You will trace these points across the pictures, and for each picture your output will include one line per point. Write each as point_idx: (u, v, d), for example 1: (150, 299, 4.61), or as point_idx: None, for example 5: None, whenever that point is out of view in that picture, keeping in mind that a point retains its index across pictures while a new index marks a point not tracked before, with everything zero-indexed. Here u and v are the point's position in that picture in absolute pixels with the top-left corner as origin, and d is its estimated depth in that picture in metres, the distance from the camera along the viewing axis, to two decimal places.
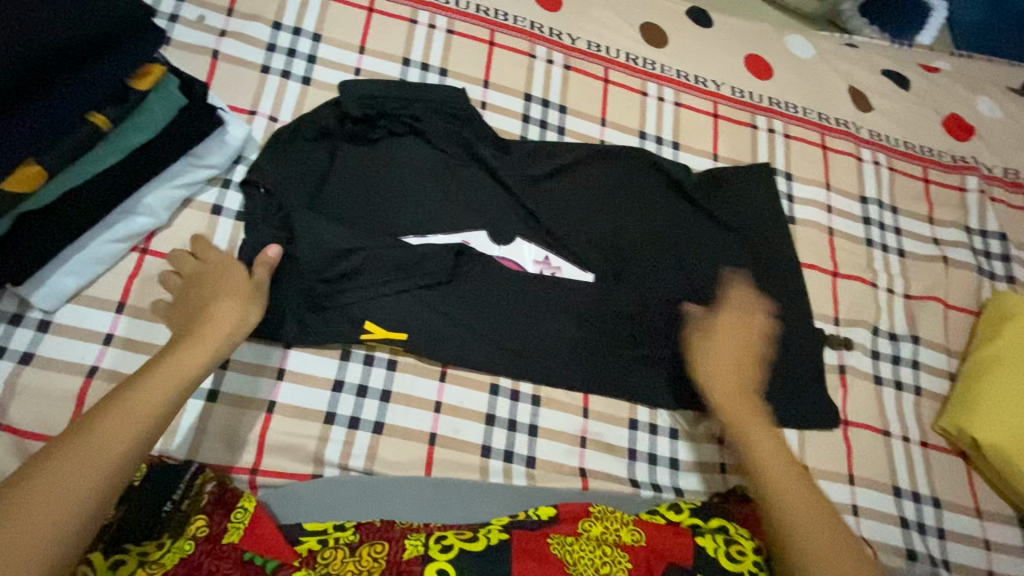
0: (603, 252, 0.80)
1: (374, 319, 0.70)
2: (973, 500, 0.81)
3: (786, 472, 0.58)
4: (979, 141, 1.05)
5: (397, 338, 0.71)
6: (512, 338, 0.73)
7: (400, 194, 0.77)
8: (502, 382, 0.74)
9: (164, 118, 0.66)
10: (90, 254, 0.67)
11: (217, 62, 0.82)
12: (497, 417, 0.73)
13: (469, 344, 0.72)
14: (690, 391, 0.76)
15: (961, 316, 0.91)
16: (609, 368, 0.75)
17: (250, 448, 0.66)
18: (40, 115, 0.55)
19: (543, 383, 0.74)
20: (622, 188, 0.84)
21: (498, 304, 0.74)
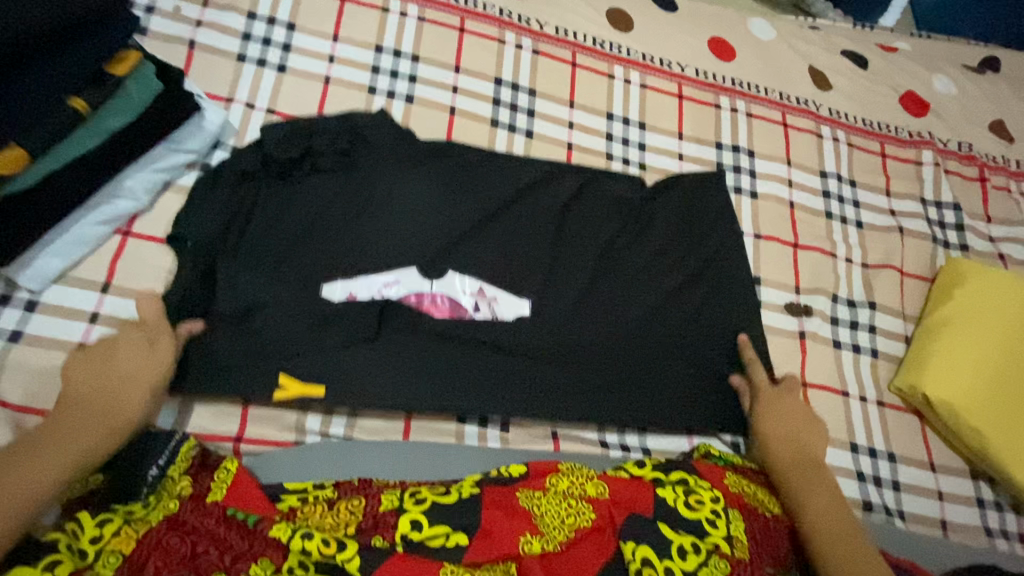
0: (536, 279, 0.81)
1: (289, 372, 0.70)
2: (926, 454, 0.85)
3: (830, 539, 0.65)
4: (934, 117, 1.09)
5: (314, 393, 0.70)
6: (444, 375, 0.74)
7: (330, 235, 0.77)
8: (468, 428, 0.74)
9: (142, 104, 0.70)
10: (74, 236, 0.70)
11: (194, 52, 0.84)
12: (467, 429, 0.74)
13: (399, 392, 0.72)
14: (653, 362, 0.79)
15: (916, 283, 0.96)
16: (577, 338, 0.79)
17: (233, 418, 0.69)
18: (23, 96, 0.57)
19: (518, 351, 0.77)
20: (559, 222, 0.85)
21: (427, 349, 0.75)
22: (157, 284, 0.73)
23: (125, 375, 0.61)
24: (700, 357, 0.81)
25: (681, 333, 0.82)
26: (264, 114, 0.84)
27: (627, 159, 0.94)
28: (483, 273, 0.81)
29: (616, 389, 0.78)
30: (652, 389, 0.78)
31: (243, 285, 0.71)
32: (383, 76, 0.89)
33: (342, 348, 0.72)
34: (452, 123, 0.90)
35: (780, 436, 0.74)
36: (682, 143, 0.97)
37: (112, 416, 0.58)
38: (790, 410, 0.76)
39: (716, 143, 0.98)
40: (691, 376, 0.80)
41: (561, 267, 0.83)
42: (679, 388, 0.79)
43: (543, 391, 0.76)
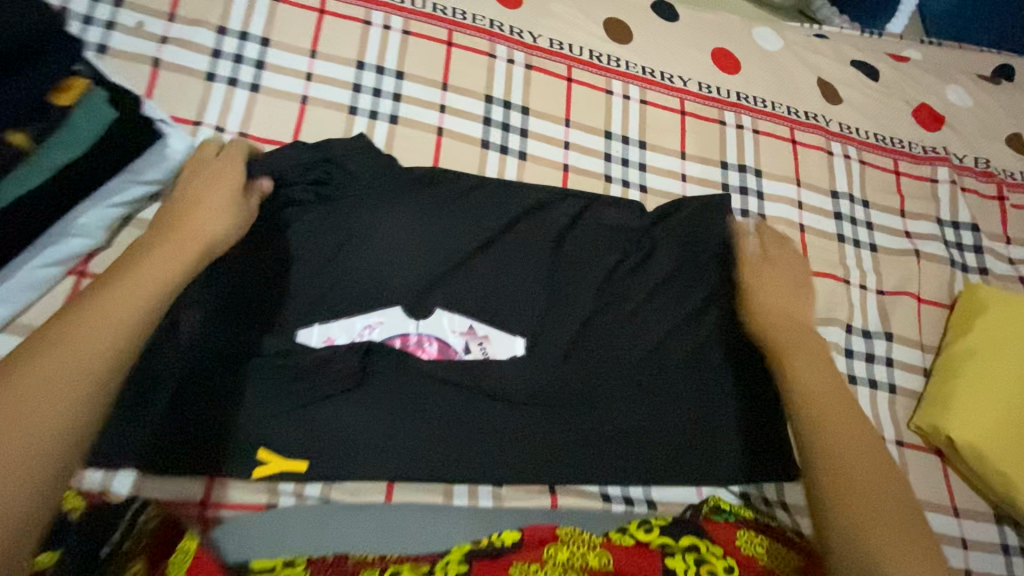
0: (533, 314, 0.75)
1: (270, 447, 0.64)
2: (949, 498, 0.80)
3: (828, 402, 0.59)
4: (949, 131, 1.03)
5: (297, 468, 0.64)
6: (429, 431, 0.68)
7: (301, 280, 0.71)
8: (458, 489, 0.69)
9: (93, 134, 0.63)
10: (20, 282, 0.64)
11: (158, 71, 0.77)
12: (456, 489, 0.68)
13: (374, 453, 0.66)
14: (659, 406, 0.74)
15: (934, 310, 0.90)
16: (577, 378, 0.72)
17: (200, 480, 0.64)
18: None
19: (512, 396, 0.70)
20: (553, 257, 0.78)
21: (416, 398, 0.68)
22: None
23: (160, 257, 0.53)
24: (707, 403, 0.75)
25: (688, 376, 0.76)
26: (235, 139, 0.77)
27: (627, 180, 0.88)
28: (473, 311, 0.75)
29: (618, 440, 0.72)
30: (656, 439, 0.73)
31: (210, 335, 0.66)
32: (364, 95, 0.83)
33: (316, 406, 0.66)
34: (440, 145, 0.83)
35: (770, 306, 0.71)
36: (685, 163, 0.91)
37: (156, 279, 0.50)
38: (779, 279, 0.74)
39: (721, 163, 0.92)
40: (697, 425, 0.74)
41: (559, 301, 0.76)
42: (685, 435, 0.74)
43: (539, 440, 0.70)
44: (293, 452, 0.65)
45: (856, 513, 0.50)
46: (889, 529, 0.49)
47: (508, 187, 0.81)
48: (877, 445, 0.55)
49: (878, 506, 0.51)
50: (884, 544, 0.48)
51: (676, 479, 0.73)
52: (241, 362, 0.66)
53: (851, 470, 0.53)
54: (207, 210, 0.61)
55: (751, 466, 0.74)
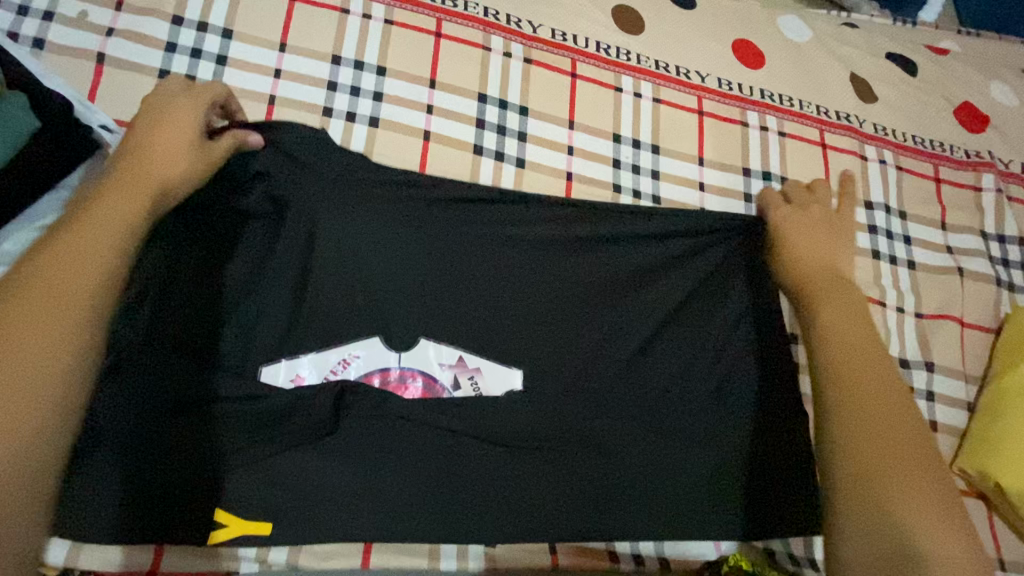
0: (534, 344, 0.66)
1: (228, 507, 0.55)
2: (996, 550, 0.71)
3: (852, 333, 0.55)
4: (994, 132, 0.93)
5: (262, 530, 0.56)
6: (410, 486, 0.59)
7: (227, 303, 0.61)
8: (444, 548, 0.60)
9: (12, 147, 0.53)
10: None
11: (103, 67, 0.68)
12: (443, 548, 0.60)
13: (340, 517, 0.57)
14: (676, 452, 0.64)
15: (978, 335, 0.81)
16: (583, 423, 0.63)
17: (146, 547, 0.55)
18: None
19: (508, 443, 0.61)
20: (535, 277, 0.69)
21: (397, 446, 0.59)
22: None
23: (135, 180, 0.50)
24: (733, 453, 0.66)
25: (710, 420, 0.66)
26: None
27: (638, 189, 0.79)
28: (464, 343, 0.65)
29: (628, 491, 0.63)
30: (676, 492, 0.63)
31: (146, 380, 0.55)
32: (341, 94, 0.73)
33: (271, 459, 0.56)
34: (427, 151, 0.74)
35: (798, 239, 0.67)
36: (703, 170, 0.81)
37: (130, 193, 0.48)
38: (813, 215, 0.69)
39: (743, 169, 0.82)
40: (723, 477, 0.65)
41: (562, 330, 0.67)
42: (707, 488, 0.64)
43: (538, 493, 0.61)
44: (252, 514, 0.55)
45: (860, 419, 0.48)
46: (894, 440, 0.46)
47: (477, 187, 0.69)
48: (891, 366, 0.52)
49: (890, 423, 0.47)
50: (861, 449, 0.47)
51: (699, 537, 0.64)
52: (155, 400, 0.55)
53: (865, 387, 0.50)
54: (173, 142, 0.54)
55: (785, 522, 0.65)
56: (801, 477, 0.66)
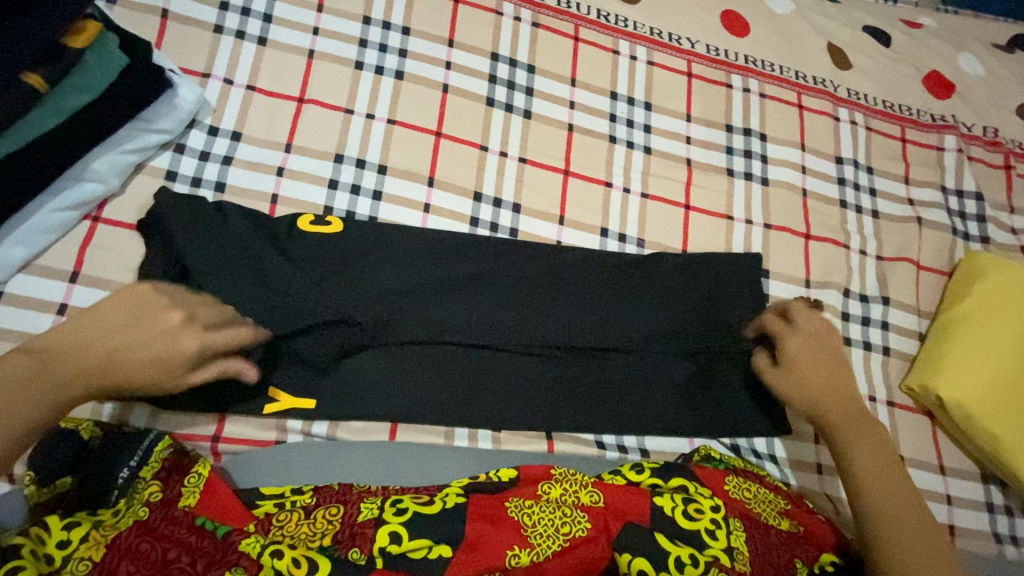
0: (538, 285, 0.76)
1: (278, 386, 0.67)
2: (936, 456, 0.82)
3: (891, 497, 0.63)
4: (959, 99, 1.03)
5: (306, 405, 0.67)
6: (430, 380, 0.70)
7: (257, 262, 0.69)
8: (458, 433, 0.71)
9: (106, 80, 0.65)
10: (38, 223, 0.65)
11: (167, 22, 0.78)
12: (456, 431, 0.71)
13: (372, 401, 0.68)
14: (650, 364, 0.76)
15: (932, 277, 0.91)
16: (576, 352, 0.75)
17: (212, 416, 0.66)
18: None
19: (509, 350, 0.73)
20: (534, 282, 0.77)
21: (419, 358, 0.71)
22: (125, 275, 0.68)
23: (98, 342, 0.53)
24: (700, 359, 0.77)
25: (684, 334, 0.77)
26: (243, 91, 0.78)
27: (631, 142, 0.89)
28: (480, 280, 0.75)
29: (609, 402, 0.74)
30: (650, 390, 0.75)
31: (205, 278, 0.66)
32: (371, 49, 0.83)
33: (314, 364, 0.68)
34: (445, 102, 0.84)
35: (818, 383, 0.70)
36: (690, 126, 0.91)
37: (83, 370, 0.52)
38: (819, 346, 0.72)
39: (726, 126, 0.92)
40: (691, 380, 0.76)
41: (564, 270, 0.78)
42: (675, 393, 0.76)
43: (538, 388, 0.73)
44: (301, 392, 0.67)
45: None
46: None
47: (483, 264, 0.76)
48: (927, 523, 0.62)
49: None
50: None
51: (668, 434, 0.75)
52: None
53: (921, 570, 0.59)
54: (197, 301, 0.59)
55: (745, 419, 0.76)
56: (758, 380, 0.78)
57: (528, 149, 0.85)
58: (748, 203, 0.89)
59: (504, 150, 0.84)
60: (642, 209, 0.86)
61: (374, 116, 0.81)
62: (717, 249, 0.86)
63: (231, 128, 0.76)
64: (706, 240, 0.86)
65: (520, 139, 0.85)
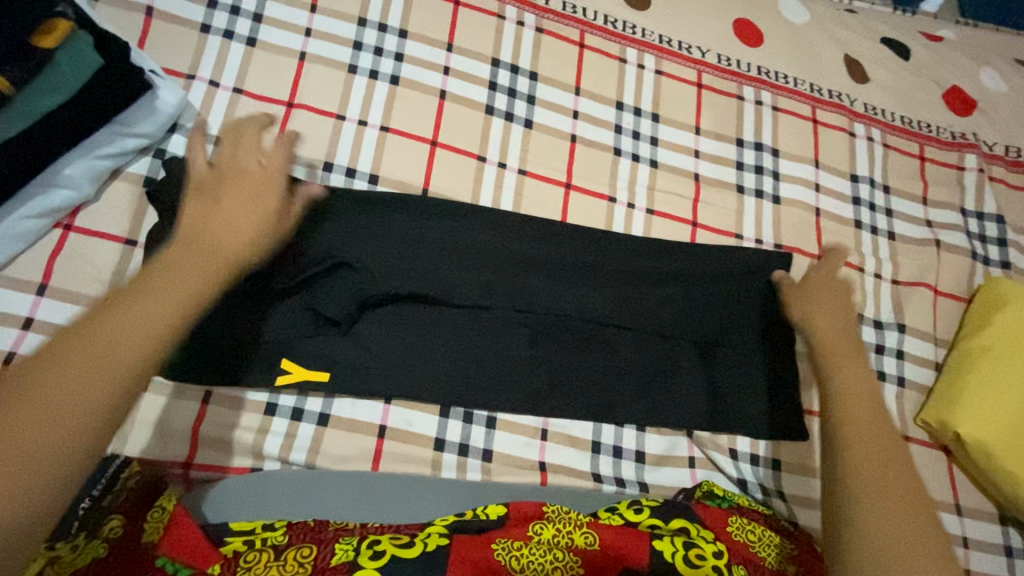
0: (563, 272, 0.73)
1: (291, 358, 0.64)
2: (952, 496, 0.77)
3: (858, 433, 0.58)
4: (981, 116, 0.98)
5: (318, 378, 0.64)
6: (447, 350, 0.68)
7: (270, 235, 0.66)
8: (445, 461, 0.67)
9: (79, 80, 0.61)
10: (4, 231, 0.61)
11: (151, 20, 0.74)
12: (443, 460, 0.67)
13: (383, 368, 0.66)
14: (666, 356, 0.73)
15: (950, 303, 0.87)
16: (594, 340, 0.72)
17: (183, 442, 0.62)
18: None
19: (525, 334, 0.70)
20: (561, 265, 0.73)
21: (433, 342, 0.68)
22: (99, 288, 0.65)
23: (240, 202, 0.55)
24: (710, 355, 0.74)
25: (700, 324, 0.74)
26: (229, 94, 0.74)
27: (637, 154, 0.84)
28: (502, 265, 0.71)
29: (623, 392, 0.71)
30: (658, 377, 0.72)
31: None
32: (366, 53, 0.79)
33: (322, 345, 0.65)
34: (443, 110, 0.80)
35: (824, 316, 0.70)
36: (699, 139, 0.87)
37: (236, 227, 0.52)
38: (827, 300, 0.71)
39: (736, 140, 0.88)
40: (706, 375, 0.73)
41: (591, 257, 0.74)
42: (691, 388, 0.72)
43: (538, 394, 0.69)
44: (313, 362, 0.65)
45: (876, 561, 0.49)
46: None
47: (509, 246, 0.72)
48: (899, 455, 0.56)
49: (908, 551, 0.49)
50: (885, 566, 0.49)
51: (681, 426, 0.72)
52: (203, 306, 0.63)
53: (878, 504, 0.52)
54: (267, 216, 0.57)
55: (762, 418, 0.73)
56: (778, 378, 0.74)
57: (528, 160, 0.81)
58: (758, 222, 0.84)
59: (502, 161, 0.80)
60: (647, 225, 0.81)
61: (367, 123, 0.77)
62: None
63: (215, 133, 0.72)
64: None
65: (520, 150, 0.81)
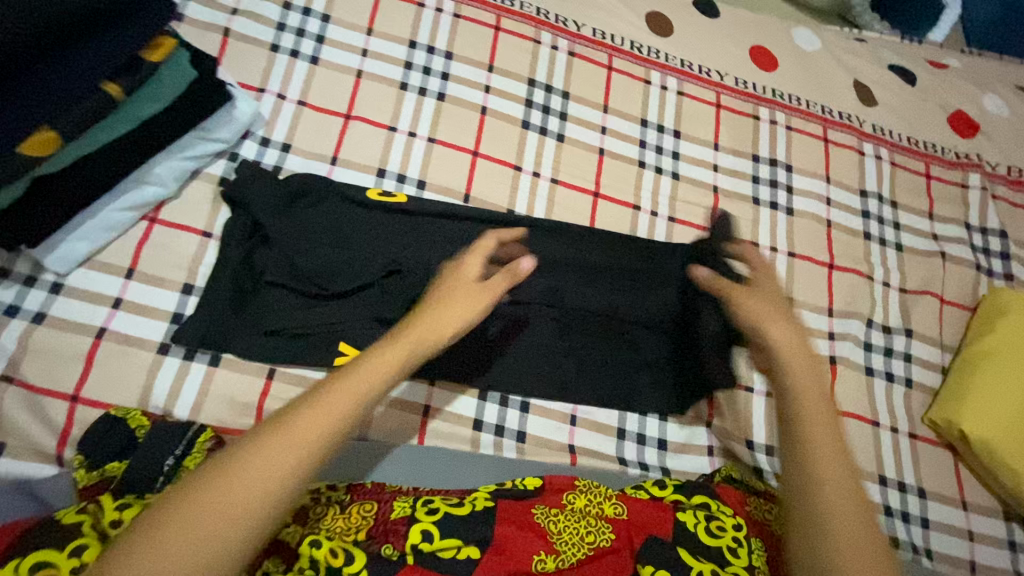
0: (584, 272, 0.80)
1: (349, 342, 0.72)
2: (958, 492, 0.82)
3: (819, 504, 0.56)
4: (983, 139, 1.05)
5: None
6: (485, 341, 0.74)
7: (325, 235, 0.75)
8: (484, 439, 0.73)
9: (176, 91, 0.69)
10: (101, 221, 0.70)
11: (228, 40, 0.84)
12: (482, 439, 0.73)
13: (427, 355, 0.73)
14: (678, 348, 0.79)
15: (956, 311, 0.92)
16: (614, 333, 0.78)
17: (250, 413, 0.69)
18: (69, 70, 0.58)
19: (551, 326, 0.77)
20: (582, 266, 0.80)
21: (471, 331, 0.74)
22: (179, 274, 0.73)
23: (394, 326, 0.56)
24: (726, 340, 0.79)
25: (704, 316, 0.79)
26: (295, 106, 0.83)
27: (660, 167, 0.91)
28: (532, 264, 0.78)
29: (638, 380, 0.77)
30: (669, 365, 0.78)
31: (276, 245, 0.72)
32: (415, 72, 0.88)
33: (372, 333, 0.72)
34: (483, 124, 0.88)
35: (785, 350, 0.63)
36: (718, 154, 0.94)
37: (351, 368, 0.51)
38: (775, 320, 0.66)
39: (752, 156, 0.95)
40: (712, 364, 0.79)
41: (609, 258, 0.81)
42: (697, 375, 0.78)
43: (567, 381, 0.75)
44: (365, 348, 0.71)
45: None
46: None
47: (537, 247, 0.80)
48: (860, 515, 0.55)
49: None
50: None
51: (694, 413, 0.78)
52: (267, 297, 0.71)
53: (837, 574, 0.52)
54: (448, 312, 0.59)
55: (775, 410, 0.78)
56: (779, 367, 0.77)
57: (561, 170, 0.88)
58: (773, 231, 0.91)
59: (537, 170, 0.87)
60: (669, 232, 0.88)
61: (416, 134, 0.85)
62: None
63: (282, 140, 0.81)
64: None
65: (553, 161, 0.89)
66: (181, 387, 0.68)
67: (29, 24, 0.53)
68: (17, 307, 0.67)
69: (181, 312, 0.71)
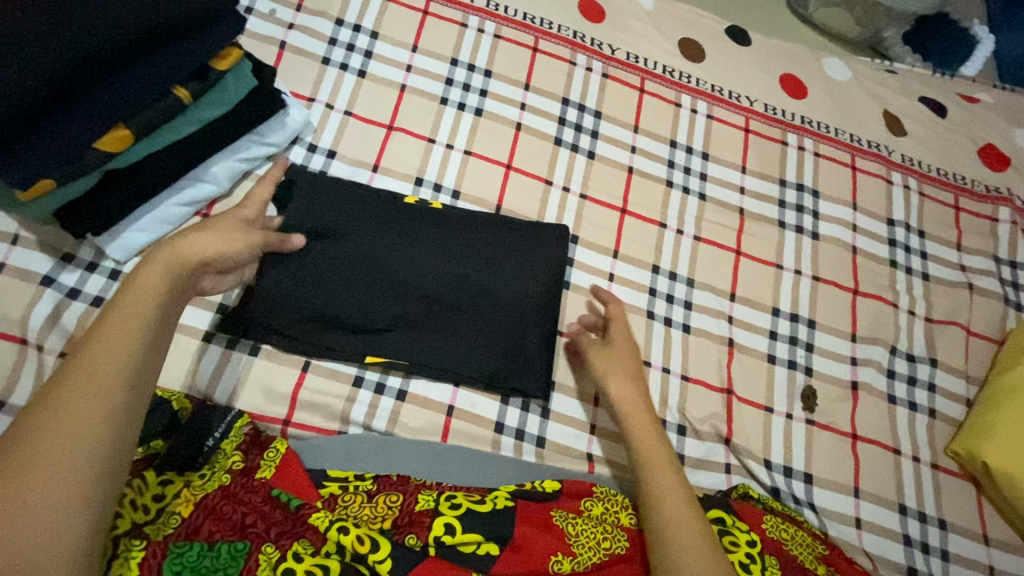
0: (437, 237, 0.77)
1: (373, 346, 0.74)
2: (980, 526, 0.81)
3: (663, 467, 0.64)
4: (1014, 172, 1.05)
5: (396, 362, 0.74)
6: (353, 307, 0.73)
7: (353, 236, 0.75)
8: (504, 442, 0.75)
9: (236, 97, 0.74)
10: (159, 214, 0.75)
11: (284, 52, 0.89)
12: (503, 440, 0.75)
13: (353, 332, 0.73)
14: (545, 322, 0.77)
15: (982, 343, 0.91)
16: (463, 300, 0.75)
17: (284, 402, 0.72)
18: (147, 74, 0.63)
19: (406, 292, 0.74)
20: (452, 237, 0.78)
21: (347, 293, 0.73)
22: None
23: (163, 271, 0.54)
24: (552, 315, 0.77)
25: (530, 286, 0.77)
26: (341, 116, 0.88)
27: (687, 188, 0.94)
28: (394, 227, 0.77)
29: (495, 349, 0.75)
30: (537, 326, 0.76)
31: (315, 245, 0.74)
32: (456, 88, 0.92)
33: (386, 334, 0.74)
34: (517, 139, 0.92)
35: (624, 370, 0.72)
36: (745, 177, 0.96)
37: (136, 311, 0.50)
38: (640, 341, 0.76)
39: (779, 180, 0.96)
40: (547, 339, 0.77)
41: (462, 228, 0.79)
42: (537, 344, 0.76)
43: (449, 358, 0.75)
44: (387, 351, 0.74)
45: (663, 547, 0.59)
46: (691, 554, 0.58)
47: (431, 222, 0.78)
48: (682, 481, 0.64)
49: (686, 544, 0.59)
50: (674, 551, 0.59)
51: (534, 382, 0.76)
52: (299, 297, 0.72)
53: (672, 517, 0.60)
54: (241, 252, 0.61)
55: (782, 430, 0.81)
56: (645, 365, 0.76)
57: (589, 186, 0.91)
58: (798, 254, 0.92)
59: (567, 185, 0.91)
60: (694, 251, 0.90)
61: (453, 147, 0.89)
62: (765, 296, 0.89)
63: (328, 146, 0.86)
64: (754, 286, 0.89)
65: (583, 177, 0.92)
66: (221, 373, 0.72)
67: (120, 31, 0.59)
68: (79, 290, 0.73)
69: (226, 303, 0.74)
